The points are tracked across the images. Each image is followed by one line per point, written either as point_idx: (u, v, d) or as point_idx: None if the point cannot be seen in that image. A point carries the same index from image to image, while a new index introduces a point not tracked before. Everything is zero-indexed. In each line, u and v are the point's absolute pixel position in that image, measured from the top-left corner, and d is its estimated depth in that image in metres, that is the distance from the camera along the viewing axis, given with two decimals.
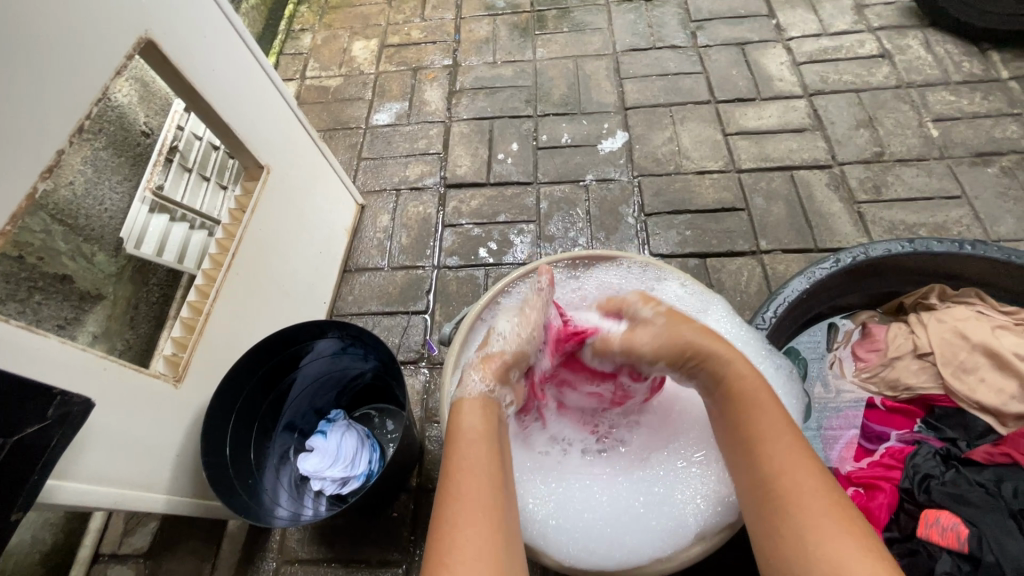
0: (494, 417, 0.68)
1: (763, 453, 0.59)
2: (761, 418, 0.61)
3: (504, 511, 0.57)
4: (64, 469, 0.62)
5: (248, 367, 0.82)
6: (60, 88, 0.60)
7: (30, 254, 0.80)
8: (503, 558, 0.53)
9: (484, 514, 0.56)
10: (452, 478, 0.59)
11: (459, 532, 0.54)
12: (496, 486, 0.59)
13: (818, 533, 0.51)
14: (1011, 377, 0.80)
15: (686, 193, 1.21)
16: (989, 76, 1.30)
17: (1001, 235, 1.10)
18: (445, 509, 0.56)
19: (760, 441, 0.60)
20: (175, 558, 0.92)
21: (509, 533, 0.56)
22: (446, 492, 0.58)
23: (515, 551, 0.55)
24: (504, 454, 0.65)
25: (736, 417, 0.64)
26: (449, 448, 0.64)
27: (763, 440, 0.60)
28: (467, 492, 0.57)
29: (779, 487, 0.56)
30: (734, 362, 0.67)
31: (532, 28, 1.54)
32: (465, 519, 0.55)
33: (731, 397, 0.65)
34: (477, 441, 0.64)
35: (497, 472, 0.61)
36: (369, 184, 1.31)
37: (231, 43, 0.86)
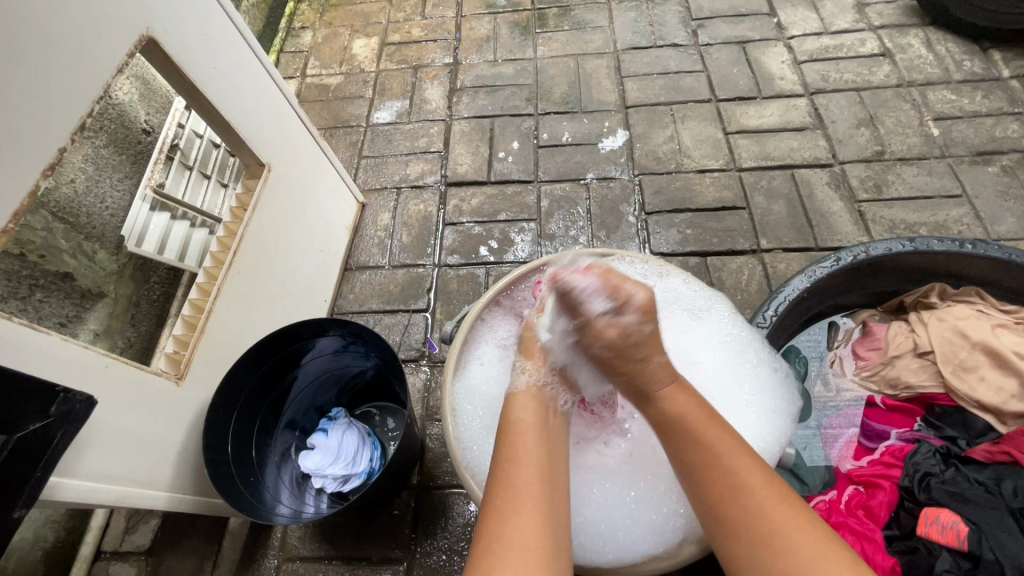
0: (545, 407, 0.68)
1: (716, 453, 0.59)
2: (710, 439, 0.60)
3: (556, 503, 0.58)
4: (69, 466, 0.62)
5: (248, 366, 0.82)
6: (61, 85, 0.60)
7: (31, 252, 0.80)
8: (553, 554, 0.53)
9: (535, 504, 0.56)
10: (505, 467, 0.60)
11: (514, 520, 0.54)
12: (547, 479, 0.59)
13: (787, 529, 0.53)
14: (1011, 376, 0.80)
15: (687, 192, 1.21)
16: (991, 75, 1.30)
17: (1001, 234, 1.10)
18: (498, 495, 0.57)
19: (710, 448, 0.59)
20: (177, 555, 0.92)
21: (559, 522, 0.56)
22: (499, 479, 0.58)
23: (565, 545, 0.55)
24: (558, 445, 0.65)
25: (685, 424, 0.62)
26: (500, 437, 0.64)
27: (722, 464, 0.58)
28: (520, 483, 0.57)
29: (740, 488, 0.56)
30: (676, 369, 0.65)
31: (533, 26, 1.54)
32: (516, 508, 0.55)
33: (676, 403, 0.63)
34: (526, 432, 0.64)
35: (548, 463, 0.61)
36: (370, 182, 1.31)
37: (233, 41, 0.86)
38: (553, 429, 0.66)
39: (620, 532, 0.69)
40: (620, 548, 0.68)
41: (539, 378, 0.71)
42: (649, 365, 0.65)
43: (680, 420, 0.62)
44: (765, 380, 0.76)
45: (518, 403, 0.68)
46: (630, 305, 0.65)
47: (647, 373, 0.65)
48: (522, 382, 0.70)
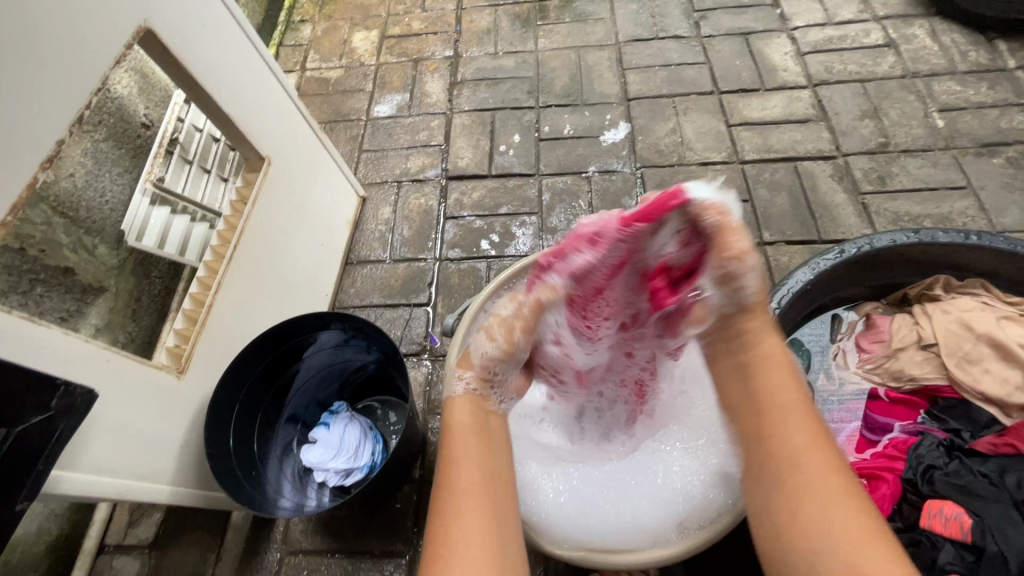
0: (485, 405, 0.67)
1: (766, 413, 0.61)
2: (785, 403, 0.60)
3: (497, 497, 0.58)
4: (70, 460, 0.62)
5: (252, 359, 0.82)
6: (59, 76, 0.59)
7: (32, 246, 0.80)
8: (498, 549, 0.54)
9: (475, 504, 0.56)
10: (443, 471, 0.59)
11: (459, 522, 0.54)
12: (489, 472, 0.60)
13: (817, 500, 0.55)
14: (1014, 368, 0.80)
15: (689, 185, 1.20)
16: (996, 66, 1.29)
17: (1006, 226, 1.09)
18: (439, 501, 0.57)
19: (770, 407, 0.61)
20: (180, 548, 0.93)
21: (502, 518, 0.57)
22: (440, 487, 0.58)
23: (511, 538, 0.57)
24: (499, 441, 0.65)
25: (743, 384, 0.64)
26: (440, 441, 0.63)
27: (780, 434, 0.59)
28: (461, 486, 0.57)
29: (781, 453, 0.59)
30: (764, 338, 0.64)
31: (534, 19, 1.53)
32: (456, 511, 0.55)
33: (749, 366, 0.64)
34: (466, 432, 0.63)
35: (490, 461, 0.61)
36: (370, 176, 1.31)
37: (231, 33, 0.86)
38: (493, 429, 0.65)
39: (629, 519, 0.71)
40: (630, 535, 0.69)
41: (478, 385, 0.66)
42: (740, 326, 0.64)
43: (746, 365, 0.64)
44: None
45: (459, 408, 0.65)
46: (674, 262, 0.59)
47: None
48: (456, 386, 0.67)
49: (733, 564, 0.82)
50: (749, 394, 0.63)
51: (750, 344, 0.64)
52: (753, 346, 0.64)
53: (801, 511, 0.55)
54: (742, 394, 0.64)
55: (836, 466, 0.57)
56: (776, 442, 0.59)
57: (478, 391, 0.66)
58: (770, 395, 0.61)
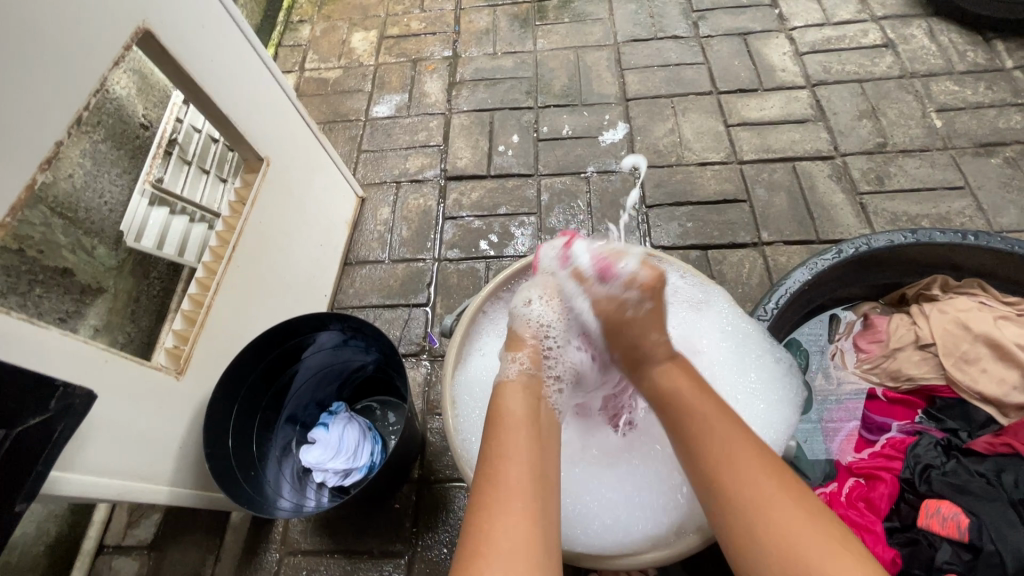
0: (538, 400, 0.66)
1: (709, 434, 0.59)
2: (720, 440, 0.58)
3: (545, 501, 0.56)
4: (68, 461, 0.62)
5: (249, 361, 0.82)
6: (57, 78, 0.59)
7: (30, 247, 0.80)
8: (540, 557, 0.51)
9: (523, 505, 0.54)
10: (490, 464, 0.57)
11: (501, 521, 0.52)
12: (536, 472, 0.57)
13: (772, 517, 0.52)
14: (1011, 367, 0.80)
15: (688, 185, 1.21)
16: (994, 66, 1.29)
17: (1004, 226, 1.09)
18: (484, 495, 0.55)
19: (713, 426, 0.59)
20: (179, 549, 0.93)
21: (548, 522, 0.54)
22: (485, 480, 0.56)
23: (555, 545, 0.53)
24: (549, 444, 0.62)
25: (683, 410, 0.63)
26: (488, 433, 0.61)
27: (733, 465, 0.56)
28: (508, 483, 0.55)
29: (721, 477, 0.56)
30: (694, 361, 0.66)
31: (532, 19, 1.53)
32: (502, 512, 0.53)
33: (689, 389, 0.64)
34: (517, 427, 0.61)
35: (539, 461, 0.58)
36: (369, 177, 1.31)
37: (230, 34, 0.86)
38: (540, 420, 0.63)
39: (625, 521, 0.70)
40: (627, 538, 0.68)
41: (527, 366, 0.69)
42: (647, 346, 0.68)
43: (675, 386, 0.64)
44: (767, 372, 0.76)
45: (506, 396, 0.65)
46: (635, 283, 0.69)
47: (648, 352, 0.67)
48: (510, 369, 0.69)
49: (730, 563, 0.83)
50: (684, 437, 0.61)
51: (646, 368, 0.68)
52: (648, 370, 0.67)
53: (766, 524, 0.52)
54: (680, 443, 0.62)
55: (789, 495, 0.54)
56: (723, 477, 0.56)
57: (527, 371, 0.69)
58: (699, 439, 0.59)
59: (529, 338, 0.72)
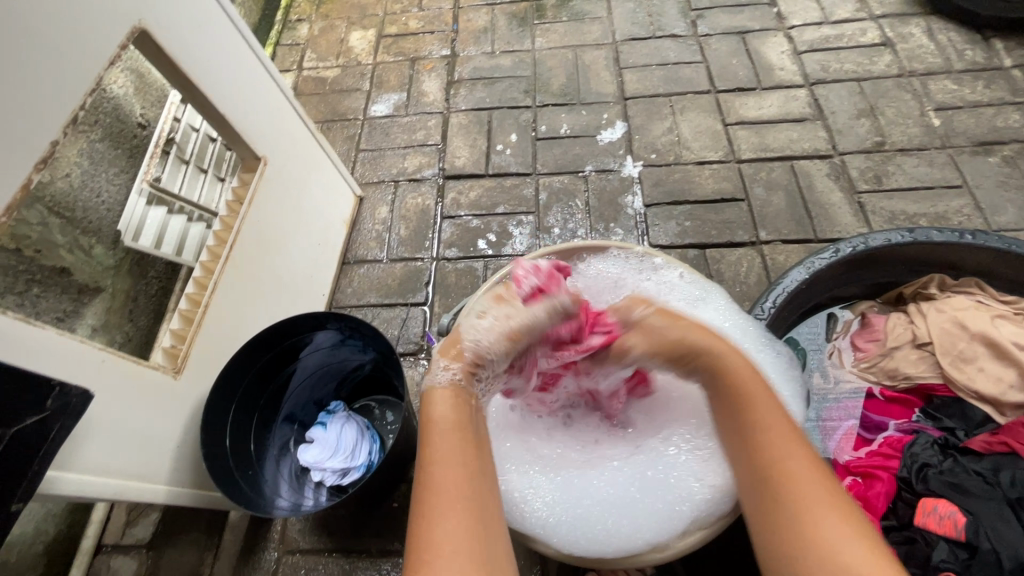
0: (467, 403, 0.64)
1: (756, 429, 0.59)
2: (769, 421, 0.59)
3: (481, 498, 0.56)
4: (66, 460, 0.62)
5: (246, 360, 0.82)
6: (52, 78, 0.59)
7: (27, 247, 0.80)
8: (484, 554, 0.51)
9: (458, 508, 0.54)
10: (425, 473, 0.57)
11: (439, 527, 0.52)
12: (471, 472, 0.57)
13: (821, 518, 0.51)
14: (1009, 366, 0.80)
15: (686, 183, 1.21)
16: (992, 65, 1.29)
17: (1002, 225, 1.09)
18: (420, 502, 0.54)
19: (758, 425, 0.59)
20: (178, 548, 0.93)
21: (489, 518, 0.55)
22: (423, 485, 0.56)
23: (500, 548, 0.54)
24: (481, 447, 0.62)
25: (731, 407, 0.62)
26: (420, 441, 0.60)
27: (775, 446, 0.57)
28: (442, 488, 0.55)
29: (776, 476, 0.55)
30: (729, 356, 0.64)
31: (530, 18, 1.53)
32: (440, 512, 0.53)
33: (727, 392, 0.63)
34: (447, 431, 0.60)
35: (473, 461, 0.58)
36: (367, 176, 1.31)
37: (227, 34, 0.86)
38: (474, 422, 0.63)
39: (628, 523, 0.68)
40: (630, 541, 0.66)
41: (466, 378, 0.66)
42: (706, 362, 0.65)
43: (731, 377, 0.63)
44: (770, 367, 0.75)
45: (437, 401, 0.63)
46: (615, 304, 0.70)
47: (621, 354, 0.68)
48: (442, 378, 0.65)
49: (728, 562, 0.83)
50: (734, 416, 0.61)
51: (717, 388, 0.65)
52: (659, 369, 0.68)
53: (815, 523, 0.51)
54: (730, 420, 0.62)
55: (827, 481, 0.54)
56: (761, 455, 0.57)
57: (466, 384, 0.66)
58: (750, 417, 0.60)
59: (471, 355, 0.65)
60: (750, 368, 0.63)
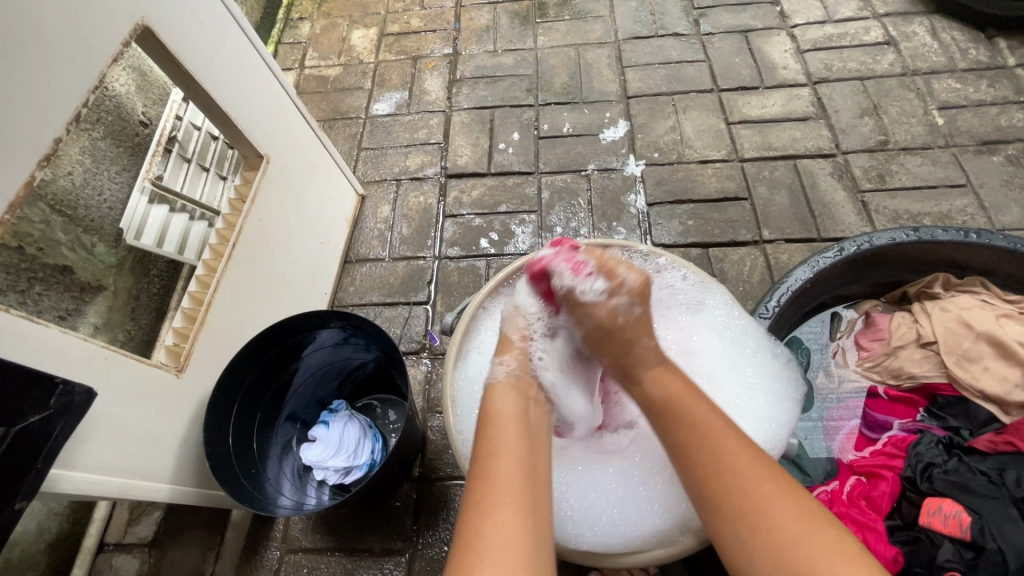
0: (525, 397, 0.66)
1: (699, 433, 0.59)
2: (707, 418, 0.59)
3: (535, 494, 0.56)
4: (68, 459, 0.62)
5: (248, 359, 0.82)
6: (57, 75, 0.59)
7: (30, 245, 0.80)
8: (533, 553, 0.51)
9: (513, 500, 0.54)
10: (481, 463, 0.57)
11: (490, 517, 0.52)
12: (527, 466, 0.58)
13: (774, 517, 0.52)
14: (1014, 366, 0.80)
15: (689, 182, 1.20)
16: (996, 64, 1.29)
17: (1006, 224, 1.09)
18: (474, 490, 0.55)
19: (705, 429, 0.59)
20: (180, 547, 0.93)
21: (541, 516, 0.55)
22: (478, 475, 0.56)
23: (547, 543, 0.53)
24: (537, 441, 0.62)
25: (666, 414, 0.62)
26: (479, 432, 0.61)
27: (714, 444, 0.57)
28: (498, 479, 0.55)
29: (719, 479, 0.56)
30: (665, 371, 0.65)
31: (533, 16, 1.52)
32: (492, 503, 0.53)
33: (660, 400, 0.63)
34: (505, 425, 0.61)
35: (528, 455, 0.59)
36: (369, 174, 1.31)
37: (230, 32, 0.85)
38: (531, 419, 0.64)
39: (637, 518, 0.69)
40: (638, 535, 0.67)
41: (516, 366, 0.69)
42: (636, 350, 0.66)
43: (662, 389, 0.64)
44: (765, 368, 0.76)
45: (496, 395, 0.65)
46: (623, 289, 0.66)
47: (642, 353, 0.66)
48: (498, 372, 0.68)
49: None
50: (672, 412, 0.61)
51: (634, 373, 0.66)
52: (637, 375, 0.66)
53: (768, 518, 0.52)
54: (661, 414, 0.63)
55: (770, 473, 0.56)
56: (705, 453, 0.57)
57: (517, 373, 0.68)
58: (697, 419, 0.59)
59: (518, 338, 0.71)
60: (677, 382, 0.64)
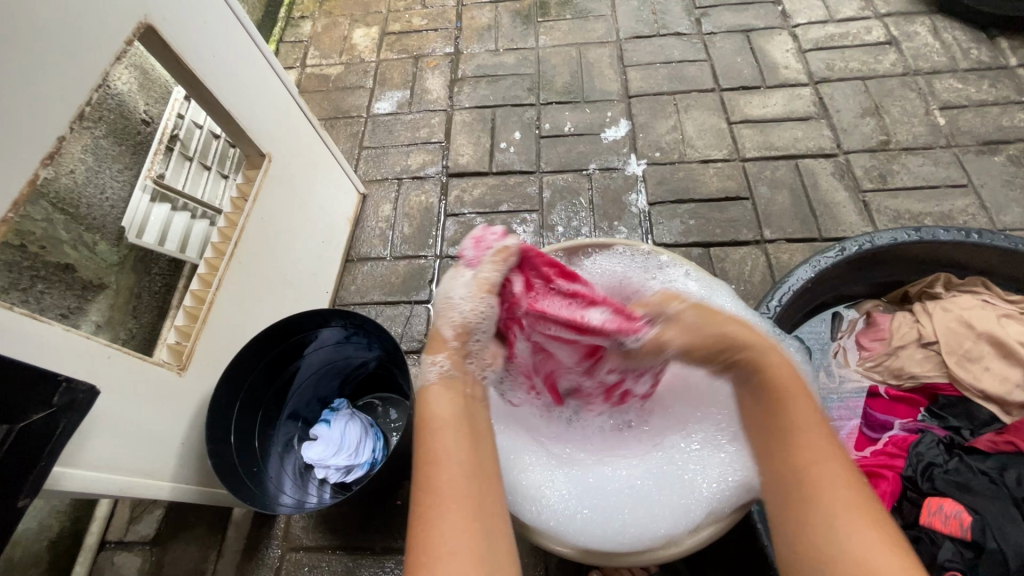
0: (462, 397, 0.65)
1: (801, 440, 0.58)
2: (793, 411, 0.59)
3: (481, 494, 0.56)
4: (71, 457, 0.62)
5: (251, 358, 0.82)
6: (59, 74, 0.59)
7: (32, 243, 0.80)
8: (483, 554, 0.51)
9: (459, 508, 0.53)
10: (424, 472, 0.57)
11: (437, 532, 0.52)
12: (470, 467, 0.57)
13: (856, 536, 0.51)
14: (1015, 366, 0.80)
15: (690, 182, 1.20)
16: (998, 64, 1.29)
17: (1007, 224, 1.09)
18: (421, 501, 0.55)
19: (801, 433, 0.58)
20: (182, 545, 0.93)
21: (490, 517, 0.55)
22: (422, 485, 0.56)
23: (501, 540, 0.53)
24: (479, 437, 0.61)
25: (772, 408, 0.61)
26: (418, 438, 0.61)
27: (800, 441, 0.58)
28: (440, 488, 0.55)
29: (812, 486, 0.55)
30: (772, 354, 0.63)
31: (534, 15, 1.52)
32: (439, 514, 0.53)
33: (768, 388, 0.62)
34: (444, 428, 0.60)
35: (472, 457, 0.58)
36: (371, 173, 1.31)
37: (232, 31, 0.85)
38: (474, 419, 0.63)
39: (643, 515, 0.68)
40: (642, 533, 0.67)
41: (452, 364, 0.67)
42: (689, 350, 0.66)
43: (775, 373, 0.62)
44: None
45: (430, 399, 0.64)
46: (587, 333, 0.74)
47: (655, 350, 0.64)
48: (428, 374, 0.67)
49: (732, 560, 0.83)
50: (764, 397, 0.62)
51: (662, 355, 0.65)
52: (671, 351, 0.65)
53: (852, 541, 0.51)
54: (753, 408, 0.63)
55: (854, 481, 0.55)
56: (796, 447, 0.58)
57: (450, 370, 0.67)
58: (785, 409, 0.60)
59: (450, 334, 0.68)
60: (788, 371, 0.62)
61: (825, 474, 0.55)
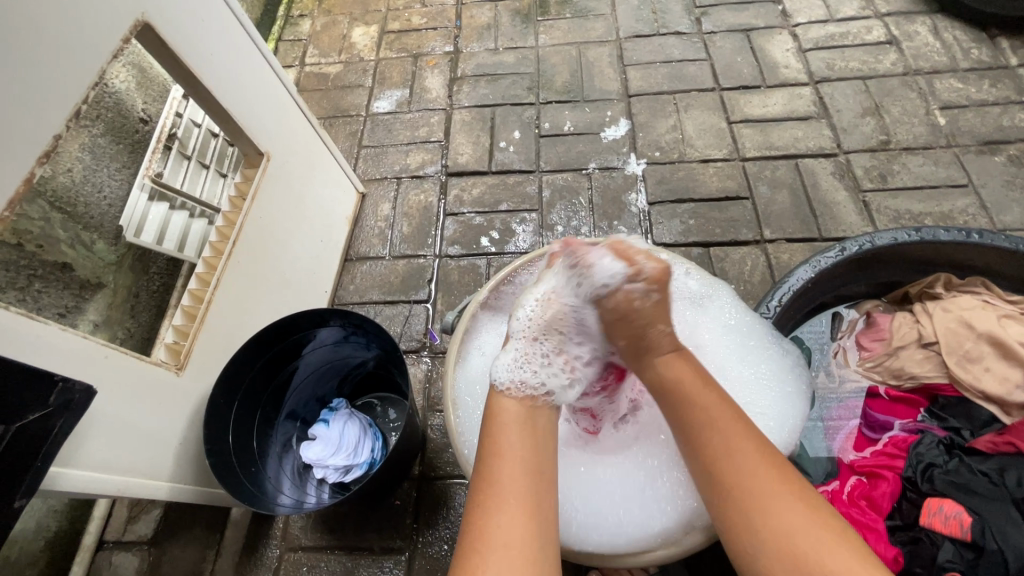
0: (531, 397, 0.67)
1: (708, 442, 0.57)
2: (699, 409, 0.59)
3: (542, 493, 0.57)
4: (68, 456, 0.61)
5: (248, 357, 0.82)
6: (55, 72, 0.59)
7: (29, 242, 0.80)
8: (537, 553, 0.52)
9: (517, 501, 0.55)
10: (487, 462, 0.58)
11: (492, 521, 0.53)
12: (533, 467, 0.58)
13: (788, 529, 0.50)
14: (1016, 366, 0.80)
15: (690, 181, 1.20)
16: (998, 63, 1.28)
17: (1007, 224, 1.09)
18: (479, 491, 0.56)
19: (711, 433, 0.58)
20: (180, 545, 0.93)
21: (546, 516, 0.55)
22: (480, 474, 0.57)
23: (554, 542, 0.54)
24: (544, 441, 0.62)
25: (679, 415, 0.61)
26: (484, 432, 0.63)
27: (710, 442, 0.57)
28: (503, 479, 0.56)
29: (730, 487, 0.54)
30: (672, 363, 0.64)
31: (534, 14, 1.52)
32: (496, 506, 0.54)
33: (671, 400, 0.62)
34: (512, 426, 0.63)
35: (534, 456, 0.59)
36: (370, 172, 1.30)
37: (229, 28, 0.85)
38: (540, 424, 0.64)
39: (640, 517, 0.68)
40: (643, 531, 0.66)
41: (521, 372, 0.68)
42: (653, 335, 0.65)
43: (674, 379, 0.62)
44: (771, 368, 0.75)
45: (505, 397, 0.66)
46: (641, 276, 0.66)
47: (653, 340, 0.65)
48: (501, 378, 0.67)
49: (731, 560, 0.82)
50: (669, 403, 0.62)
51: (647, 358, 0.65)
52: (651, 360, 0.65)
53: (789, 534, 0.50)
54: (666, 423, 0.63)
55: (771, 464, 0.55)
56: (708, 436, 0.58)
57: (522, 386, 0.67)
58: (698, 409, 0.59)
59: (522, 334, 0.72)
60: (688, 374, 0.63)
61: (731, 469, 0.55)
